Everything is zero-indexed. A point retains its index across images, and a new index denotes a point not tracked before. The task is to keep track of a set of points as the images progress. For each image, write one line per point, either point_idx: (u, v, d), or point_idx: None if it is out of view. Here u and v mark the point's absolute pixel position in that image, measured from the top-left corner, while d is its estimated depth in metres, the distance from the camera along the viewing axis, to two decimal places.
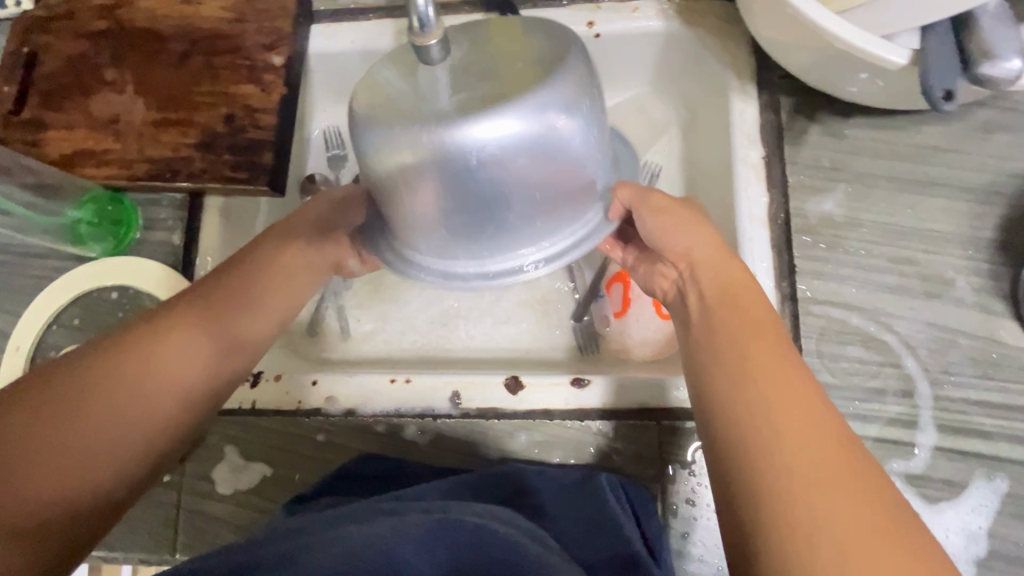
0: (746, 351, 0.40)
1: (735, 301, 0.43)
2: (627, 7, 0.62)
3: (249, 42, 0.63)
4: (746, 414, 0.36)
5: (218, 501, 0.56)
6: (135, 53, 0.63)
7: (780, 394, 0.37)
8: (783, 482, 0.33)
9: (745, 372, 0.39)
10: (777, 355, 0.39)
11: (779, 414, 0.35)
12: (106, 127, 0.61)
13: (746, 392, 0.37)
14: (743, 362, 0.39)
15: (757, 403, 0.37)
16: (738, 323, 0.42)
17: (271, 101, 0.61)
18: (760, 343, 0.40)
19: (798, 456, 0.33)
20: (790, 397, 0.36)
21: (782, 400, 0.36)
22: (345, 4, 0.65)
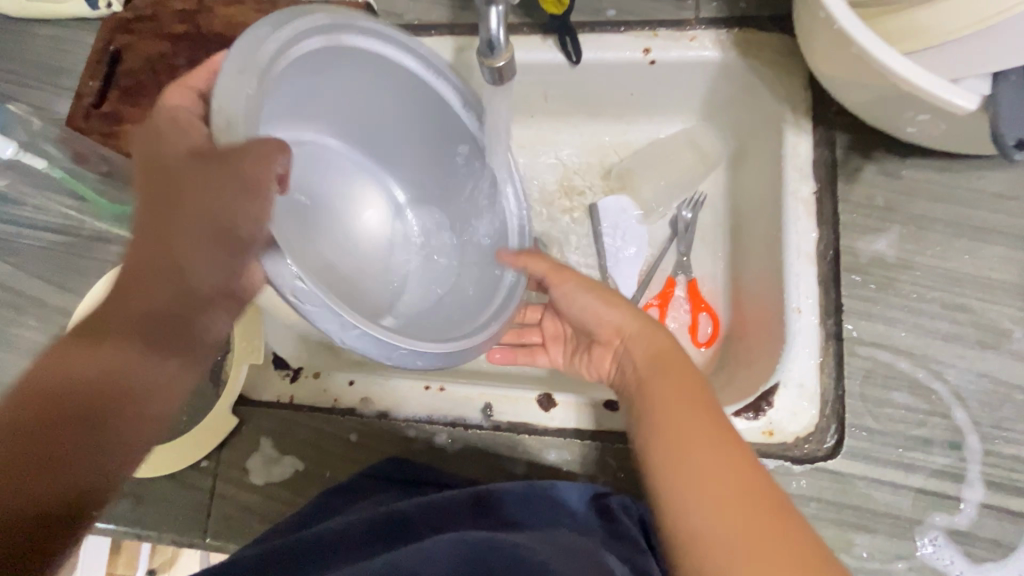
0: (675, 433, 0.42)
1: (666, 390, 0.45)
2: (684, 36, 0.62)
3: None
4: (688, 504, 0.39)
5: (250, 490, 0.57)
6: (209, 57, 0.67)
7: (715, 478, 0.39)
8: (714, 542, 0.37)
9: (668, 436, 0.42)
10: (711, 437, 0.41)
11: (696, 465, 0.40)
12: None
13: (673, 480, 0.40)
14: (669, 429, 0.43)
15: (687, 469, 0.40)
16: (669, 401, 0.44)
17: None
18: (692, 426, 0.42)
19: (734, 529, 0.36)
20: (716, 478, 0.39)
21: (703, 456, 0.40)
22: (408, 19, 0.68)
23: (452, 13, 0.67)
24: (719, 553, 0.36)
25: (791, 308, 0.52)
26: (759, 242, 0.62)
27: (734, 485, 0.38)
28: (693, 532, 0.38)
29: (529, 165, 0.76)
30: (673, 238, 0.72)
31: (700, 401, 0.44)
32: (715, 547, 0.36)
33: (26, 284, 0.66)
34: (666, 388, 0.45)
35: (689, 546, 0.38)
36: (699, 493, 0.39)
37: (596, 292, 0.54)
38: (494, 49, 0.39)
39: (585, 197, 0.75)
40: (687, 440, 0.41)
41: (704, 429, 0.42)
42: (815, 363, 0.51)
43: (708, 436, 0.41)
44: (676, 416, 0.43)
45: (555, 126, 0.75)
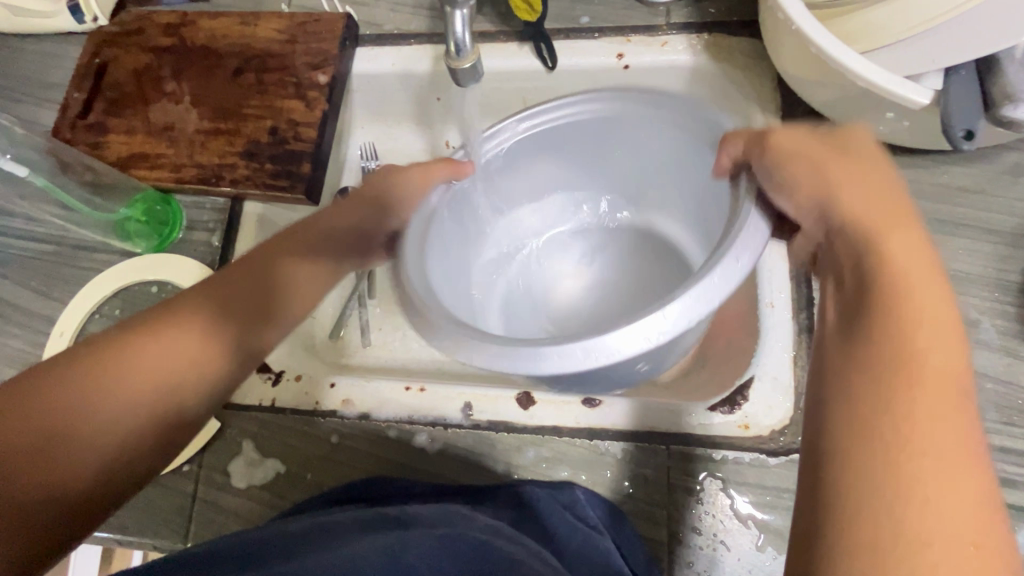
0: (913, 375, 0.27)
1: (915, 272, 0.30)
2: (656, 41, 0.64)
3: (298, 61, 0.67)
4: (864, 457, 0.25)
5: (231, 493, 0.57)
6: (193, 68, 0.68)
7: (928, 390, 0.26)
8: (868, 519, 0.24)
9: (886, 390, 0.27)
10: (950, 397, 0.26)
11: (907, 437, 0.25)
12: (161, 133, 0.66)
13: (872, 375, 0.27)
14: (890, 380, 0.27)
15: (887, 433, 0.26)
16: (920, 331, 0.28)
17: (313, 116, 0.65)
18: (932, 382, 0.26)
19: (914, 526, 0.24)
20: (931, 399, 0.26)
21: (930, 428, 0.25)
22: (388, 30, 0.69)
23: (431, 23, 0.68)
24: (876, 463, 0.25)
25: (765, 303, 0.55)
26: None
27: (950, 492, 0.24)
28: (847, 470, 0.26)
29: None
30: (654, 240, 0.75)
31: (960, 385, 0.27)
32: (880, 462, 0.25)
33: (10, 293, 0.66)
34: (917, 334, 0.28)
35: (841, 436, 0.27)
36: (892, 397, 0.26)
37: (808, 139, 0.38)
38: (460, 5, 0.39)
39: None
40: (933, 342, 0.27)
41: (946, 412, 0.25)
42: (790, 356, 0.53)
43: (939, 373, 0.27)
44: (917, 303, 0.29)
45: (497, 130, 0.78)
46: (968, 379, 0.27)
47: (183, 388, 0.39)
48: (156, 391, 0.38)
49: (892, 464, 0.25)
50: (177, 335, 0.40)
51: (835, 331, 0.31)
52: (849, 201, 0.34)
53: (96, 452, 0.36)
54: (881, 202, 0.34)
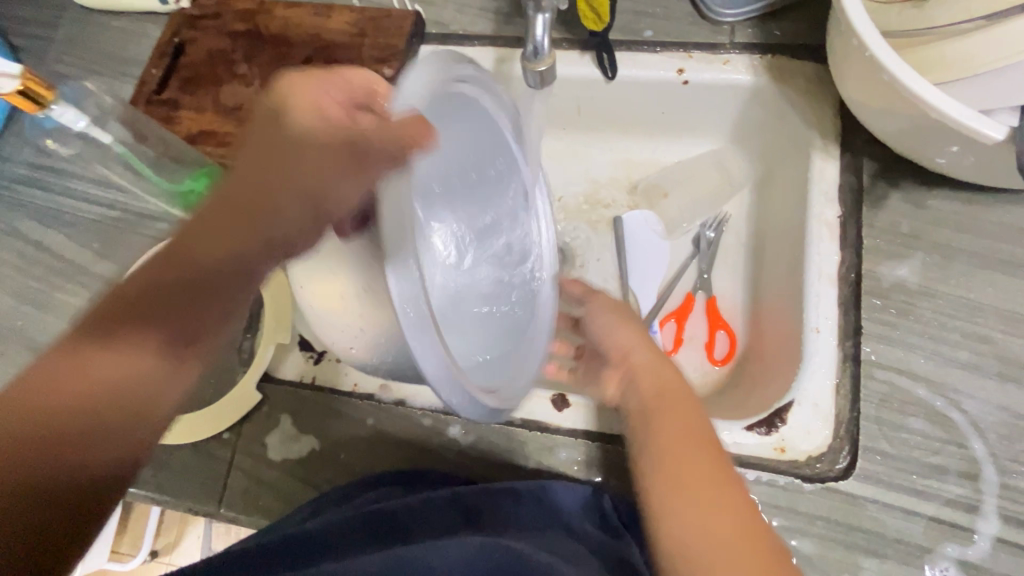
0: (671, 453, 0.46)
1: (660, 403, 0.51)
2: (718, 59, 0.64)
3: (365, 54, 0.69)
4: (665, 499, 0.44)
5: (266, 465, 0.59)
6: (265, 54, 0.71)
7: (674, 441, 0.47)
8: (692, 547, 0.41)
9: (654, 451, 0.47)
10: (693, 439, 0.47)
11: (684, 477, 0.45)
12: (230, 113, 0.69)
13: (658, 456, 0.47)
14: (665, 450, 0.47)
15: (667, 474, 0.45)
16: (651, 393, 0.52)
17: None
18: (678, 421, 0.49)
19: (710, 539, 0.42)
20: (689, 447, 0.46)
21: (691, 465, 0.45)
22: (453, 30, 0.71)
23: (495, 26, 0.70)
24: (681, 505, 0.43)
25: (810, 328, 0.54)
26: (778, 267, 0.66)
27: (719, 507, 0.43)
28: (667, 511, 0.44)
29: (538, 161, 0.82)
30: (695, 255, 0.75)
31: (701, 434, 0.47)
32: (676, 501, 0.44)
33: (77, 254, 0.70)
34: (652, 400, 0.51)
35: (653, 497, 0.45)
36: (667, 457, 0.46)
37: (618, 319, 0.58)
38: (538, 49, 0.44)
39: (612, 209, 0.79)
40: (680, 435, 0.47)
41: (702, 462, 0.45)
42: (832, 384, 0.52)
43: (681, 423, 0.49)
44: (663, 409, 0.50)
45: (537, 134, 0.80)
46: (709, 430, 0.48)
47: (148, 387, 0.39)
48: (128, 390, 0.38)
49: (684, 500, 0.44)
50: (127, 345, 0.39)
51: (639, 418, 0.51)
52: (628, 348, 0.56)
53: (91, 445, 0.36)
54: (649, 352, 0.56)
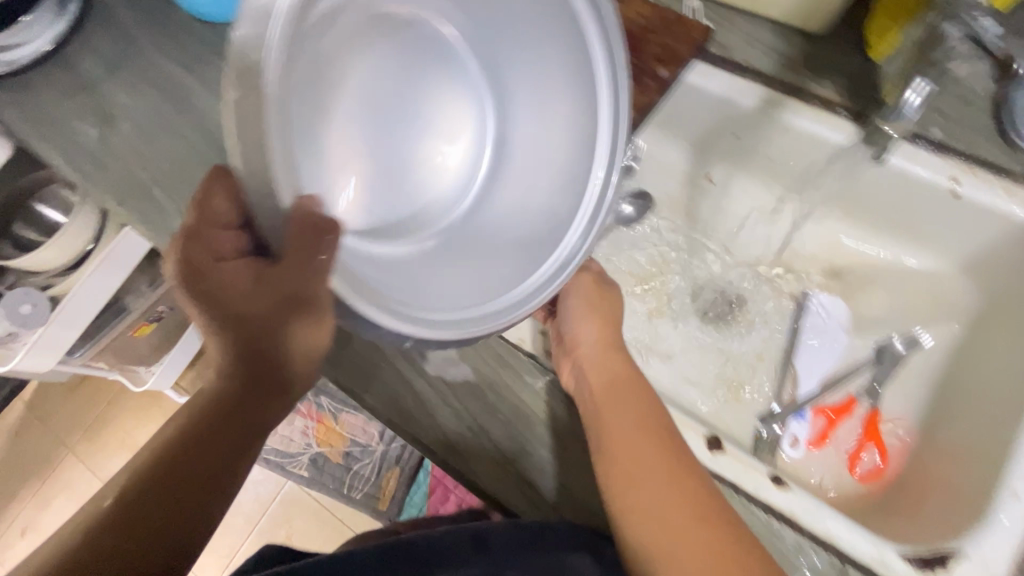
0: (612, 444, 0.51)
1: (614, 397, 0.54)
2: (1003, 186, 0.60)
3: (648, 48, 0.69)
4: (619, 494, 0.49)
5: (416, 377, 0.56)
6: None
7: (616, 423, 0.52)
8: (660, 557, 0.46)
9: (605, 448, 0.51)
10: (637, 426, 0.53)
11: (627, 470, 0.49)
12: None
13: (609, 457, 0.50)
14: (608, 444, 0.51)
15: (616, 466, 0.50)
16: (599, 380, 0.55)
17: (640, 100, 0.67)
18: (618, 400, 0.54)
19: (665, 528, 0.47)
20: (629, 443, 0.51)
21: (629, 457, 0.50)
22: (734, 58, 0.71)
23: (777, 69, 0.69)
24: (632, 502, 0.48)
25: (1008, 492, 0.51)
26: (968, 412, 0.63)
27: (665, 491, 0.49)
28: (624, 507, 0.48)
29: (741, 208, 0.81)
30: (873, 364, 0.71)
31: (641, 414, 0.54)
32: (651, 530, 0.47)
33: None
34: (597, 384, 0.55)
35: (615, 500, 0.49)
36: (614, 453, 0.50)
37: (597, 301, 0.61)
38: (907, 110, 0.55)
39: (799, 283, 0.77)
40: (636, 435, 0.51)
41: (643, 451, 0.51)
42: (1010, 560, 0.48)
43: (623, 398, 0.55)
44: (618, 406, 0.54)
45: (751, 182, 0.80)
46: (653, 408, 0.55)
47: (148, 477, 0.42)
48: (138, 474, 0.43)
49: (634, 498, 0.48)
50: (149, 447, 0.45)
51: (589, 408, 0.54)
52: (590, 336, 0.59)
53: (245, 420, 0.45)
54: (603, 335, 0.59)
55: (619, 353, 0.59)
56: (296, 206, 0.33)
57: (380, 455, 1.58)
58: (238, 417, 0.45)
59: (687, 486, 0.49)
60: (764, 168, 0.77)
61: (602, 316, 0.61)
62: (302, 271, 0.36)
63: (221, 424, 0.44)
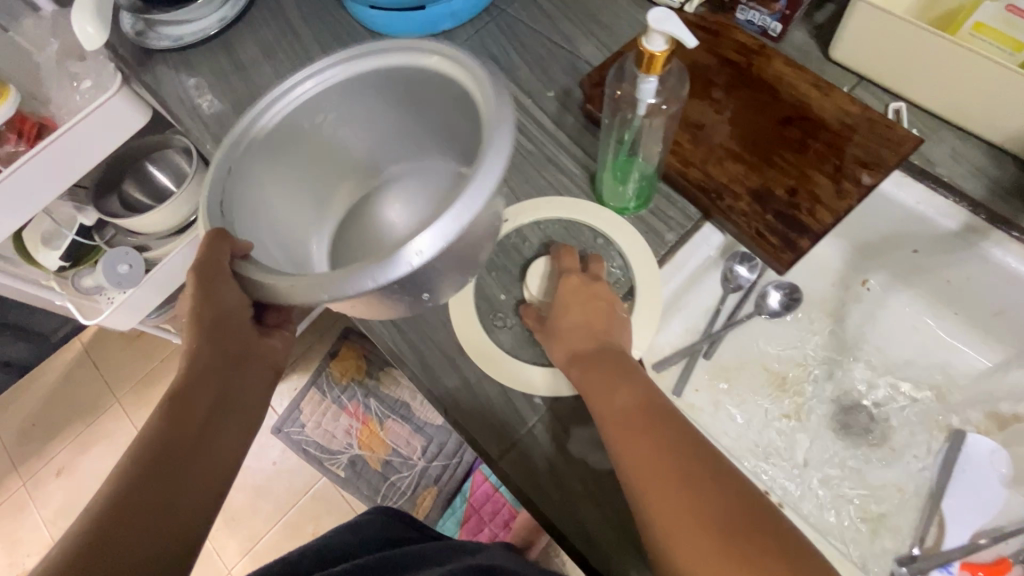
0: (645, 481, 0.46)
1: (620, 426, 0.50)
2: None
3: (850, 150, 0.66)
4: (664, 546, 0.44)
5: (561, 452, 0.60)
6: (748, 94, 0.70)
7: (643, 453, 0.47)
8: None
9: (637, 489, 0.46)
10: (665, 447, 0.47)
11: (663, 513, 0.44)
12: (688, 128, 0.69)
13: (642, 500, 0.46)
14: (637, 484, 0.46)
15: (654, 511, 0.45)
16: (613, 409, 0.51)
17: (838, 204, 0.63)
18: (641, 425, 0.49)
19: None
20: (655, 475, 0.46)
21: (661, 495, 0.45)
22: (940, 171, 0.66)
23: (988, 193, 0.64)
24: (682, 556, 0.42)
25: None
26: None
27: (710, 530, 0.42)
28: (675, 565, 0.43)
29: (895, 322, 0.78)
30: None
31: (665, 430, 0.48)
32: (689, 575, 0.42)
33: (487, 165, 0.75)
34: (611, 414, 0.51)
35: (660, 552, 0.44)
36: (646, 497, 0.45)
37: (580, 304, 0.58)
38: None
39: None
40: (645, 461, 0.47)
41: (674, 479, 0.45)
42: None
43: (639, 417, 0.49)
44: (632, 433, 0.49)
45: (913, 298, 0.76)
46: (675, 415, 0.50)
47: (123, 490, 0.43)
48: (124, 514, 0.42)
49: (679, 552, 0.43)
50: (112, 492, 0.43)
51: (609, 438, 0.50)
52: (560, 349, 0.58)
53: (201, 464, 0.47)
54: (592, 333, 0.57)
55: (612, 351, 0.55)
56: (210, 234, 0.46)
57: (420, 469, 1.45)
58: (202, 449, 0.48)
59: (736, 516, 0.43)
60: (935, 291, 0.74)
61: (586, 307, 0.58)
62: (227, 257, 0.47)
63: (167, 461, 0.46)
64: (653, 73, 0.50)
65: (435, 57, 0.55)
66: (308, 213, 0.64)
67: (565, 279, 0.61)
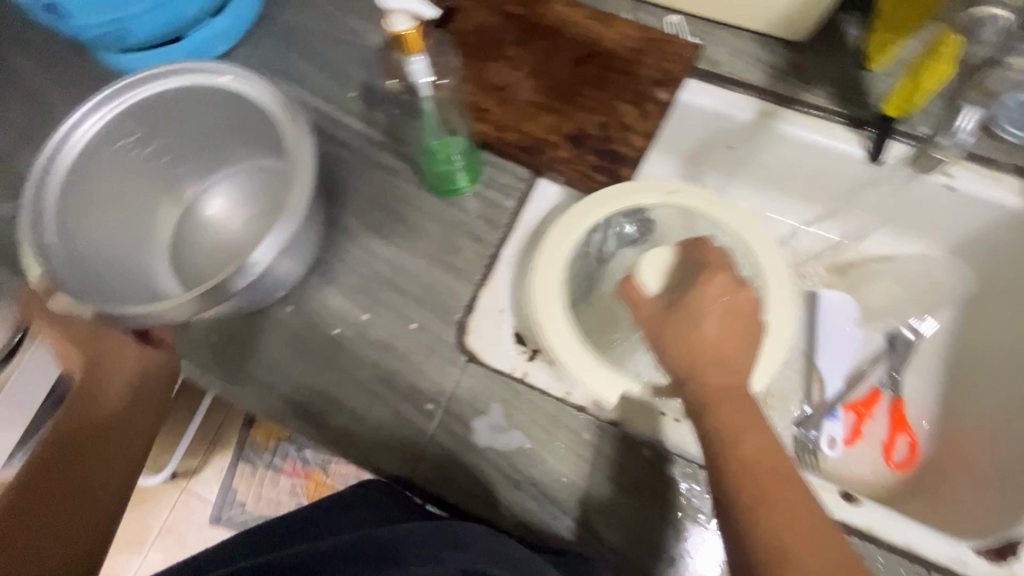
0: (735, 440, 0.47)
1: (731, 402, 0.49)
2: (989, 175, 0.64)
3: (643, 71, 0.68)
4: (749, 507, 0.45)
5: (466, 447, 0.59)
6: (539, 44, 0.70)
7: (773, 471, 0.46)
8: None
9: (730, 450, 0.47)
10: (795, 493, 0.45)
11: (754, 476, 0.45)
12: (493, 92, 0.68)
13: (730, 458, 0.47)
14: (736, 448, 0.47)
15: (745, 474, 0.46)
16: (749, 450, 0.47)
17: (645, 126, 0.66)
18: (774, 472, 0.46)
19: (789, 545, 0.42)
20: (750, 441, 0.47)
21: (752, 458, 0.46)
22: (725, 71, 0.70)
23: (768, 80, 0.70)
24: (762, 517, 0.44)
25: None
26: None
27: (784, 496, 0.45)
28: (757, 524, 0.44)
29: None
30: (888, 352, 0.74)
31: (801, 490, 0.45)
32: (756, 500, 0.45)
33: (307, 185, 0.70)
34: (744, 465, 0.46)
35: (748, 516, 0.44)
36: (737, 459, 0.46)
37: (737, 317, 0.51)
38: (959, 136, 0.60)
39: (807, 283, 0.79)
40: (738, 423, 0.48)
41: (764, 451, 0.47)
42: None
43: (776, 463, 0.46)
44: (730, 402, 0.49)
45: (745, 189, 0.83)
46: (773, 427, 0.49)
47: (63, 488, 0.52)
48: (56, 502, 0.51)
49: (763, 514, 0.44)
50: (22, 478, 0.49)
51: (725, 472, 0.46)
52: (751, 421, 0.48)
53: (117, 449, 0.57)
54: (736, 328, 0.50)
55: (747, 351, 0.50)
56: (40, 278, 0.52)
57: None
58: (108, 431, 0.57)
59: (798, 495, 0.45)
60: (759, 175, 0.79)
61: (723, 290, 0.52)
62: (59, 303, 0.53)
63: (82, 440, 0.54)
64: (415, 51, 0.47)
65: (227, 77, 0.59)
66: (129, 237, 0.64)
67: (710, 275, 0.53)
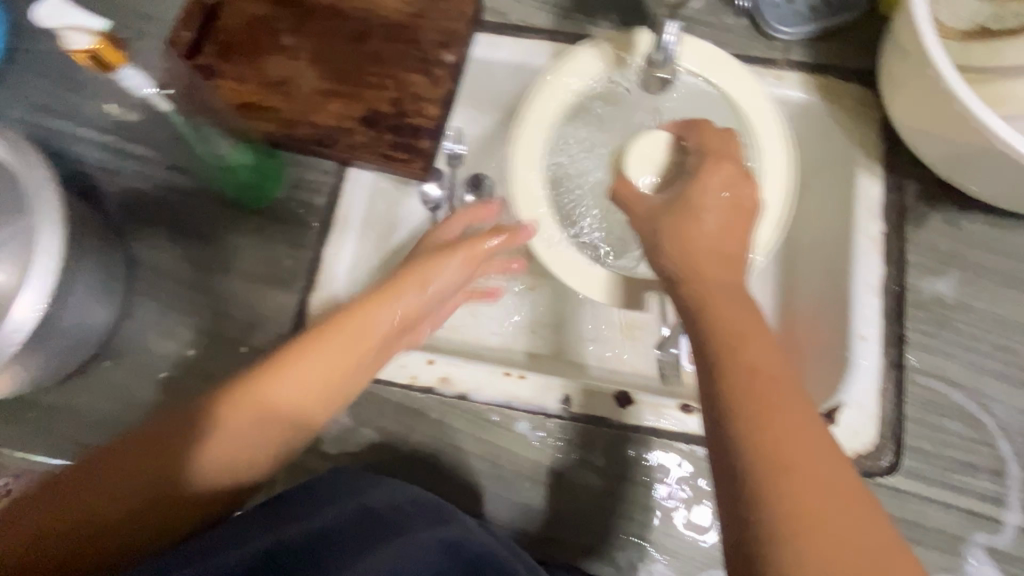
0: (721, 319, 0.42)
1: (727, 300, 0.43)
2: (772, 73, 0.67)
3: (426, 37, 0.66)
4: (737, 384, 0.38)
5: (320, 458, 0.58)
6: (314, 26, 0.66)
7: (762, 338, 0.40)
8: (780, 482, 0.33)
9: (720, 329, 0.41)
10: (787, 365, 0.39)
11: (749, 359, 0.39)
12: (275, 87, 0.64)
13: (715, 332, 0.41)
14: (724, 325, 0.41)
15: (735, 353, 0.39)
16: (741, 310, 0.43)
17: (436, 93, 0.65)
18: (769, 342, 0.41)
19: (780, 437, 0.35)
20: (752, 330, 0.41)
21: (747, 342, 0.40)
22: (511, 20, 0.69)
23: (555, 21, 0.69)
24: (749, 397, 0.37)
25: (857, 335, 0.58)
26: (813, 276, 0.69)
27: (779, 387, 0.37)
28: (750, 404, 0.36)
29: None
30: None
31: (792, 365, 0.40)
32: (754, 391, 0.37)
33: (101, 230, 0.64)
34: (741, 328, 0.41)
35: (736, 393, 0.37)
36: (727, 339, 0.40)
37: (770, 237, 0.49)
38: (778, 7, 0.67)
39: None
40: (730, 312, 0.42)
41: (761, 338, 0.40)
42: (874, 393, 0.56)
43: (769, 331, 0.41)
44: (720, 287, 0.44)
45: None
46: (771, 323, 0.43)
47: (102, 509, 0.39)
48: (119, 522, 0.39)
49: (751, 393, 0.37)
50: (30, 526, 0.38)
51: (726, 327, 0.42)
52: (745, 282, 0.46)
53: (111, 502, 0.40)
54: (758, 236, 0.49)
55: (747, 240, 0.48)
56: None
57: None
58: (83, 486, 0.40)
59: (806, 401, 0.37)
60: None
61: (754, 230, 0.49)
62: None
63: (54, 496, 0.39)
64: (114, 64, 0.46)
65: None
66: None
67: (716, 160, 0.51)
